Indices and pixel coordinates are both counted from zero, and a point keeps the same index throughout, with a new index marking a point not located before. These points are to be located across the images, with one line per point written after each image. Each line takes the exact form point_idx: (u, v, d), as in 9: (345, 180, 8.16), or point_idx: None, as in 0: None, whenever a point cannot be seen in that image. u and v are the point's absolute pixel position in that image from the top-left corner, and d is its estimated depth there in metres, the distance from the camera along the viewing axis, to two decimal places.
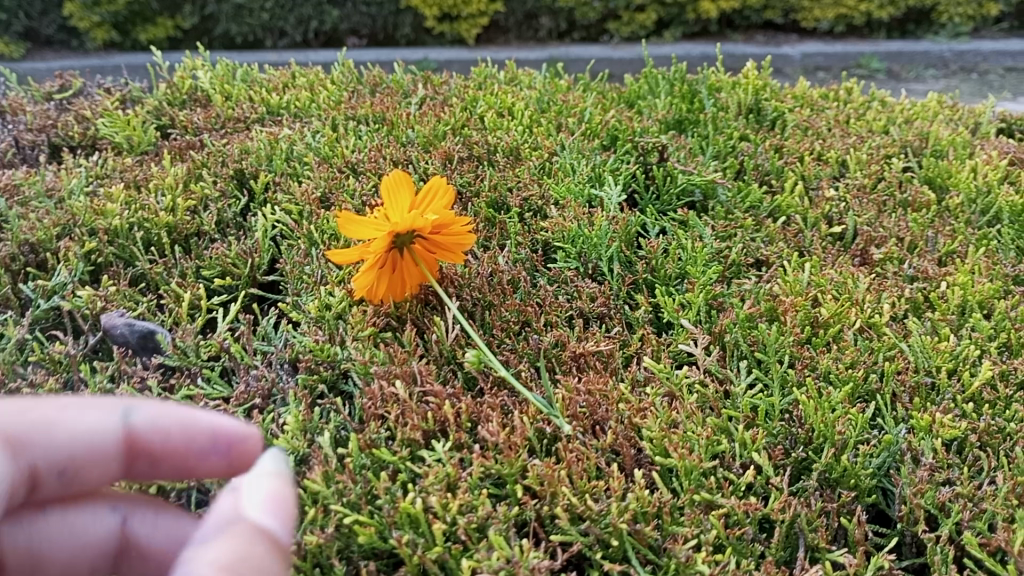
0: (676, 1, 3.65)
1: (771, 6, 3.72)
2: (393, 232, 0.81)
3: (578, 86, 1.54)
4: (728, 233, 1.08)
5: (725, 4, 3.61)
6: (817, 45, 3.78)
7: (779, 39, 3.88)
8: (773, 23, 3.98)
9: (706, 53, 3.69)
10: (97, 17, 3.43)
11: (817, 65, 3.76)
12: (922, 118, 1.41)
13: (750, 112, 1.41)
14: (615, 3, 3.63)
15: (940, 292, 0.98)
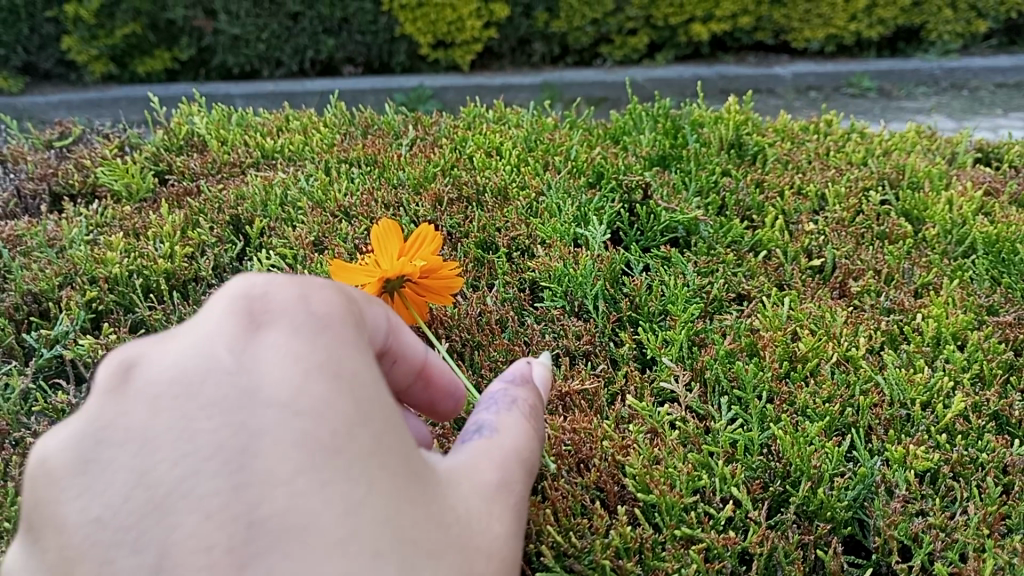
0: (668, 25, 3.71)
1: (761, 28, 3.77)
2: (383, 279, 0.83)
3: (565, 124, 1.58)
4: (710, 268, 1.12)
5: (716, 27, 3.66)
6: (808, 65, 3.84)
7: (769, 61, 3.93)
8: (763, 45, 4.02)
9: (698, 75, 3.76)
10: (95, 51, 3.48)
11: (810, 85, 3.82)
12: (900, 149, 1.45)
13: (732, 147, 1.44)
14: (606, 28, 3.68)
15: (915, 325, 1.01)
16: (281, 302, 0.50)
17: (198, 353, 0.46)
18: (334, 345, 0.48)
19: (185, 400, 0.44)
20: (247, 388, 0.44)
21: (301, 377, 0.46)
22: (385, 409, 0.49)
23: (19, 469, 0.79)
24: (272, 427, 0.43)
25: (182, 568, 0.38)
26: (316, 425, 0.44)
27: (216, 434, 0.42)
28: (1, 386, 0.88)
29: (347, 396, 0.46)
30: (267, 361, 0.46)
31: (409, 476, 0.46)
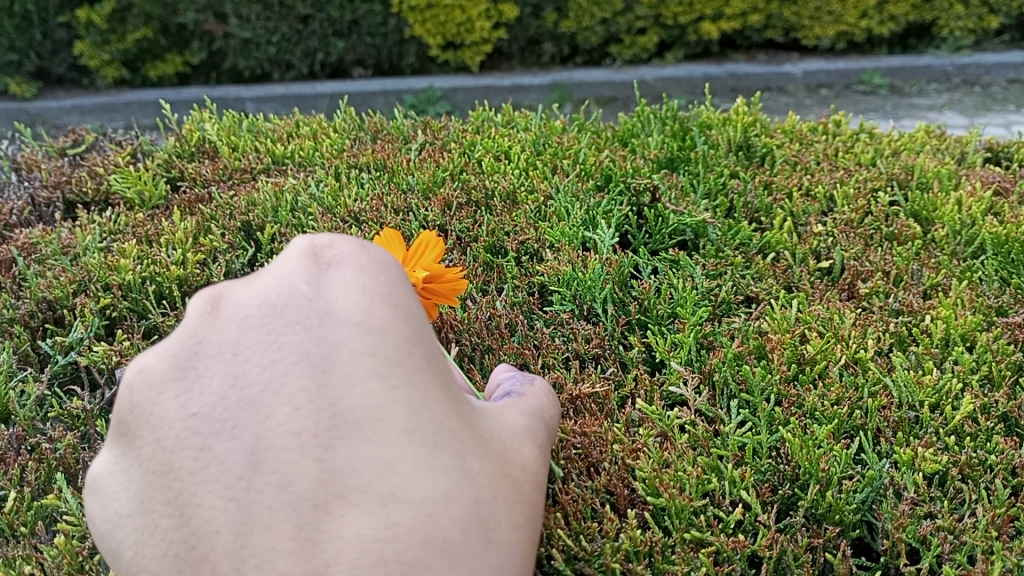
0: (677, 24, 3.72)
1: (772, 26, 3.76)
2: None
3: (573, 126, 1.59)
4: (719, 271, 1.12)
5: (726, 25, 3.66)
6: (819, 62, 3.83)
7: (780, 58, 3.93)
8: (774, 43, 4.01)
9: (709, 74, 3.75)
10: (108, 56, 3.50)
11: (820, 82, 3.81)
12: (908, 150, 1.45)
13: (740, 148, 1.45)
14: (616, 28, 3.68)
15: (924, 326, 1.02)
16: (348, 246, 0.61)
17: (279, 285, 0.58)
18: (395, 284, 0.59)
19: (274, 320, 0.55)
20: (324, 310, 0.56)
21: (366, 305, 0.57)
22: (435, 339, 0.60)
23: (35, 475, 0.80)
24: (346, 341, 0.54)
25: (278, 445, 0.50)
26: (383, 342, 0.55)
27: (301, 345, 0.54)
28: (17, 393, 0.89)
29: (405, 323, 0.57)
30: (338, 292, 0.57)
31: (454, 392, 0.58)
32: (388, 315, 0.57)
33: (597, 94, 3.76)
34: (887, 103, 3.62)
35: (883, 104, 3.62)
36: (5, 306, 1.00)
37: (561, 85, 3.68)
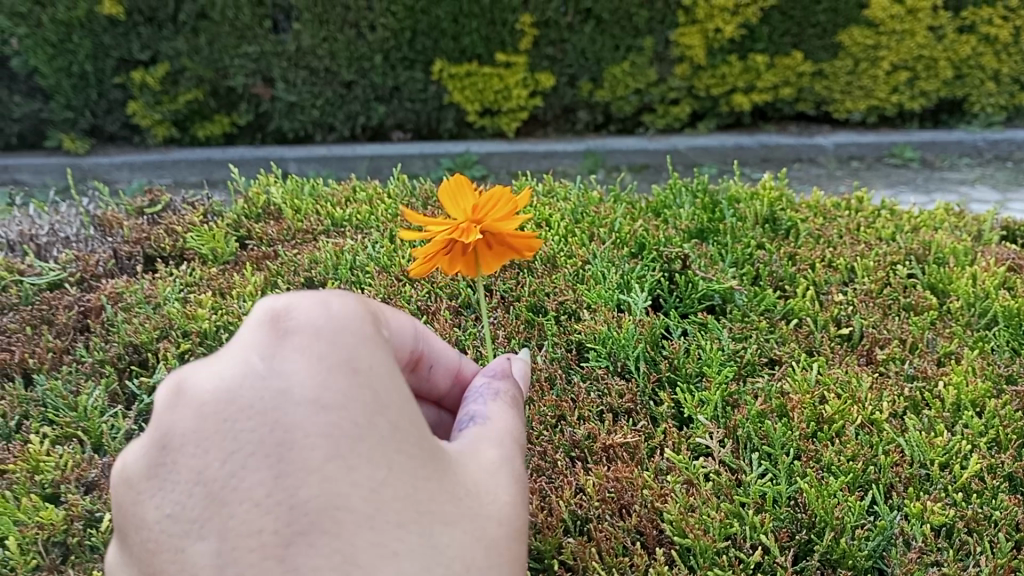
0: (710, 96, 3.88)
1: (803, 99, 3.90)
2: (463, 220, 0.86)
3: (610, 197, 1.69)
4: (744, 334, 1.21)
5: (757, 97, 3.81)
6: (850, 135, 3.93)
7: (811, 129, 4.04)
8: (805, 116, 4.12)
9: (741, 144, 3.87)
10: (159, 115, 3.72)
11: (851, 154, 3.90)
12: (928, 227, 1.53)
13: (766, 221, 1.54)
14: (650, 98, 3.84)
15: (937, 391, 1.09)
16: (303, 310, 0.56)
17: (234, 363, 0.54)
18: (353, 348, 0.56)
19: (230, 405, 0.52)
20: (276, 390, 0.52)
21: (323, 379, 0.53)
22: (404, 398, 0.57)
23: None
24: (306, 423, 0.51)
25: (242, 544, 0.47)
26: (341, 419, 0.52)
27: (256, 434, 0.50)
28: (109, 427, 0.99)
29: (365, 393, 0.54)
30: (293, 364, 0.53)
31: (425, 460, 0.55)
32: (348, 388, 0.53)
33: (629, 161, 3.89)
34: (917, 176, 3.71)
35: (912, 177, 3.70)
36: (96, 349, 1.11)
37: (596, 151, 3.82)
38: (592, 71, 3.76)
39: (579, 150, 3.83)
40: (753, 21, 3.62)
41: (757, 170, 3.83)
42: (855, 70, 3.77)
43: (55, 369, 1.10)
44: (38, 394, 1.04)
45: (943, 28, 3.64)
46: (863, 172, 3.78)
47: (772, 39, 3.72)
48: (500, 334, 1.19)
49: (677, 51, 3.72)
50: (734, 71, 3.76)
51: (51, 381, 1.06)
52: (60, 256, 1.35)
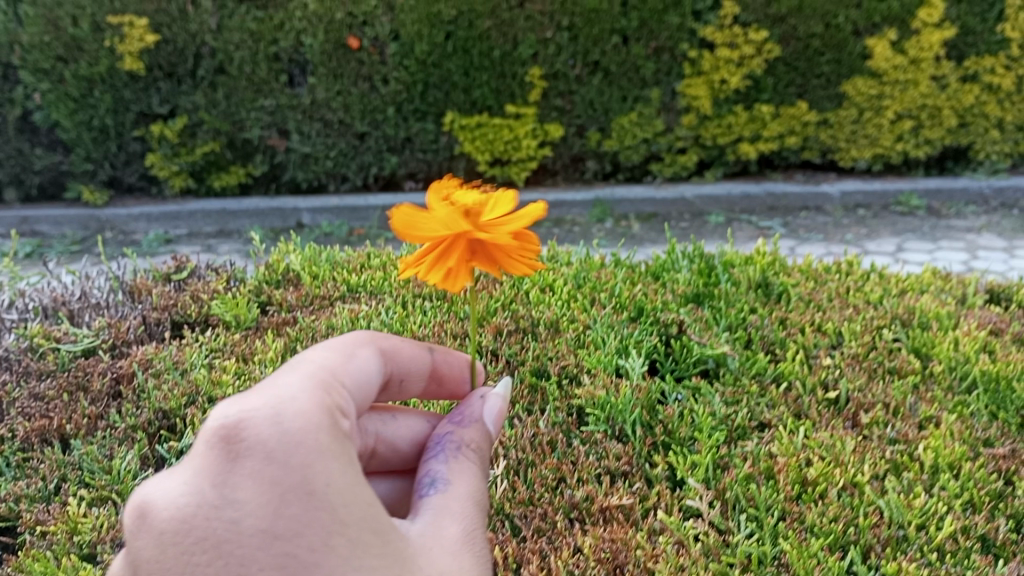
0: (717, 145, 4.33)
1: (809, 147, 4.36)
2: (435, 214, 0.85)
3: (610, 261, 1.78)
4: (736, 398, 1.27)
5: (762, 146, 4.27)
6: (855, 183, 4.34)
7: (817, 178, 4.46)
8: (812, 163, 4.57)
9: (745, 193, 4.27)
10: (175, 167, 4.12)
11: (857, 201, 4.31)
12: (914, 290, 1.62)
13: (758, 286, 1.62)
14: (659, 147, 4.29)
15: (916, 453, 1.15)
16: (256, 429, 0.64)
17: (200, 484, 0.64)
18: (303, 466, 0.63)
19: (196, 532, 0.62)
20: (233, 519, 0.62)
21: (273, 505, 0.62)
22: (356, 497, 0.65)
23: None
24: (260, 551, 0.61)
25: None
26: (286, 540, 0.61)
27: (220, 560, 0.61)
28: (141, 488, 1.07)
29: (314, 514, 0.63)
30: (246, 491, 0.62)
31: (377, 559, 0.65)
32: (297, 512, 0.62)
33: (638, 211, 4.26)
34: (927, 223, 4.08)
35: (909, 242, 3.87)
36: (128, 414, 1.20)
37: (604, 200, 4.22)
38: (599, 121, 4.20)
39: (588, 199, 4.24)
40: (757, 72, 4.11)
41: (764, 217, 4.18)
42: (860, 119, 4.26)
43: (90, 434, 1.19)
44: (76, 457, 1.12)
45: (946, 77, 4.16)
46: (868, 220, 4.14)
47: (776, 90, 4.20)
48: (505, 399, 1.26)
49: (682, 100, 4.20)
50: (740, 120, 4.22)
51: (87, 445, 1.14)
52: (93, 324, 1.44)
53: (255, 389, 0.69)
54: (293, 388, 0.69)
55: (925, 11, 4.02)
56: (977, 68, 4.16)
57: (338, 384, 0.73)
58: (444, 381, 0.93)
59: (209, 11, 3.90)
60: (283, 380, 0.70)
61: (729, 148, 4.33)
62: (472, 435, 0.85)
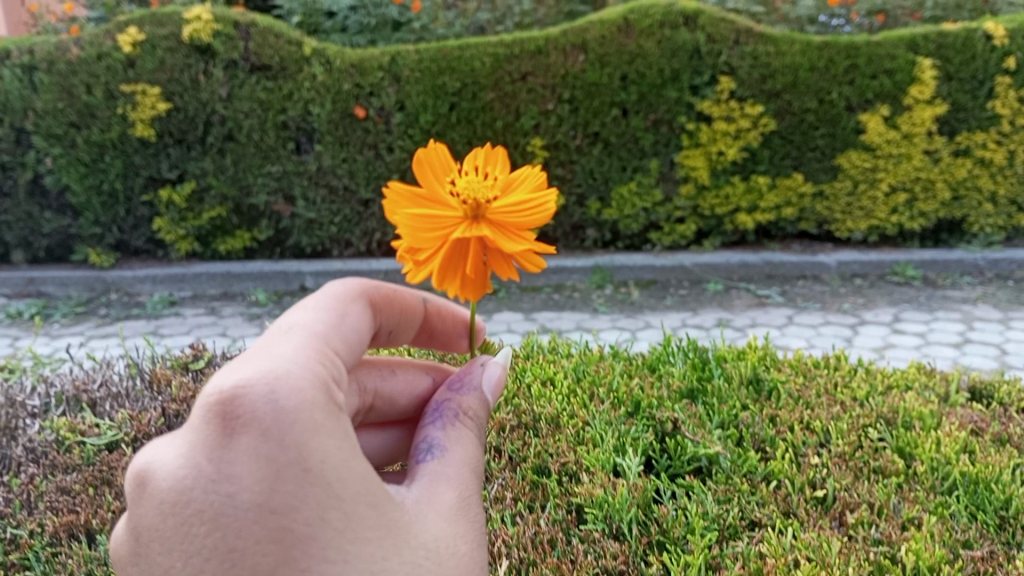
0: (714, 217, 5.97)
1: (805, 220, 6.00)
2: (447, 204, 1.17)
3: (609, 353, 1.88)
4: (727, 496, 1.34)
5: (760, 216, 5.89)
6: (851, 255, 5.93)
7: (814, 247, 6.09)
8: (811, 235, 6.21)
9: (743, 262, 5.88)
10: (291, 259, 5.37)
11: (854, 269, 5.90)
12: (901, 384, 1.71)
13: (750, 382, 1.70)
14: (660, 216, 5.92)
15: (898, 555, 1.21)
16: (249, 411, 0.83)
17: (198, 459, 0.84)
18: (293, 452, 0.83)
19: (199, 506, 0.82)
20: (229, 493, 0.82)
21: (266, 486, 0.82)
22: (342, 471, 0.86)
23: None
24: (256, 525, 0.81)
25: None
26: (275, 512, 0.82)
27: (217, 531, 0.81)
28: None
29: (305, 492, 0.83)
30: (241, 469, 0.82)
31: (368, 528, 0.87)
32: (290, 491, 0.82)
33: (638, 276, 5.87)
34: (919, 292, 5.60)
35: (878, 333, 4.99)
36: None
37: (603, 265, 5.83)
38: (600, 190, 5.83)
39: (591, 266, 5.84)
40: (752, 144, 5.70)
41: (761, 282, 5.82)
42: (854, 192, 5.89)
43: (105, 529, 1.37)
44: (100, 554, 1.40)
45: (938, 151, 5.77)
46: (862, 287, 5.70)
47: (773, 163, 5.83)
48: (508, 495, 1.33)
49: (681, 172, 5.80)
50: (738, 190, 5.84)
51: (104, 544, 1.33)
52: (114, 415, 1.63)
53: (248, 365, 0.88)
54: (285, 366, 0.88)
55: (915, 90, 5.64)
56: (968, 142, 5.78)
57: (319, 359, 0.93)
58: (434, 333, 1.33)
59: (222, 82, 5.61)
60: (274, 359, 0.89)
61: (727, 219, 5.95)
62: (469, 403, 1.18)
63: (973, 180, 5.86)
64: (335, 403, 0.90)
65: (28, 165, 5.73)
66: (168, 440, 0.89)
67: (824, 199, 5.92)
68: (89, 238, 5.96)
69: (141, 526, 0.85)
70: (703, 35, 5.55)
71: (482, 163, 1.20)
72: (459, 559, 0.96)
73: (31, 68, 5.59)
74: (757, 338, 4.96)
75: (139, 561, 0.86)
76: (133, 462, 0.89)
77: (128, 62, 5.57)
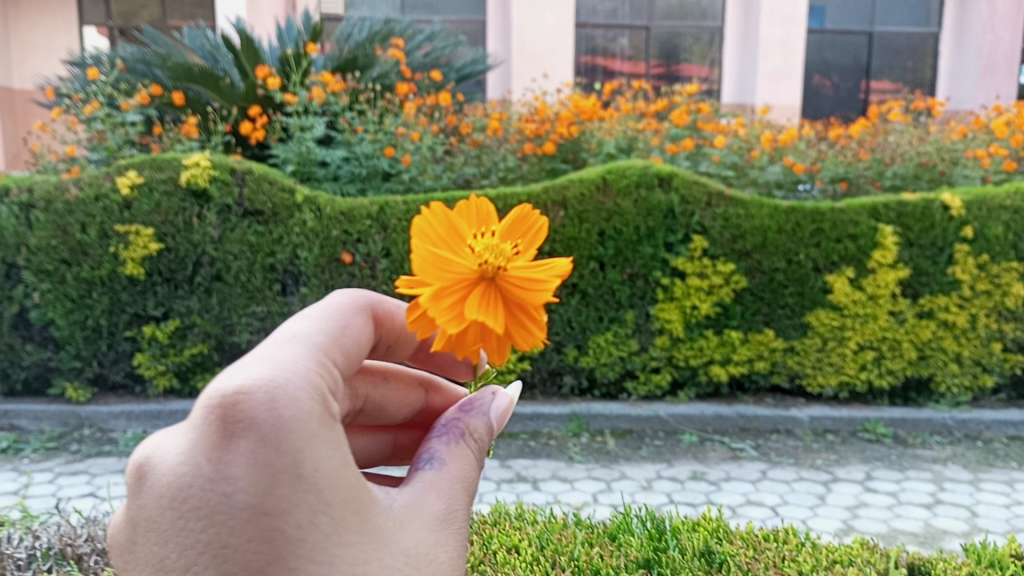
0: (689, 368, 6.15)
1: (776, 373, 6.19)
2: (481, 276, 1.27)
3: (574, 524, 2.02)
4: None
5: (731, 369, 6.09)
6: (824, 411, 6.09)
7: (786, 401, 6.28)
8: (783, 389, 6.41)
9: (719, 413, 6.03)
10: None
11: (828, 425, 6.04)
12: (844, 560, 1.85)
13: (703, 554, 1.82)
14: (636, 367, 6.08)
15: None
16: (251, 417, 1.01)
17: (198, 459, 1.02)
18: (288, 458, 1.01)
19: (199, 501, 1.00)
20: (227, 491, 1.00)
21: (260, 489, 1.00)
22: (331, 473, 1.06)
23: None
24: (250, 522, 1.00)
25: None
26: (267, 509, 1.01)
27: (211, 525, 1.00)
28: None
29: (296, 496, 1.02)
30: (239, 470, 1.00)
31: (352, 530, 1.09)
32: (283, 494, 1.01)
33: (613, 425, 5.98)
34: (896, 451, 5.74)
35: (844, 495, 5.01)
36: None
37: (578, 413, 5.96)
38: (577, 338, 6.03)
39: (566, 413, 5.96)
40: (724, 299, 5.96)
41: (736, 435, 5.95)
42: (823, 348, 6.10)
43: None
44: None
45: (902, 312, 6.05)
46: (834, 443, 5.85)
47: (744, 317, 6.06)
48: None
49: (656, 324, 6.01)
50: (711, 343, 6.05)
51: None
52: None
53: (252, 371, 1.05)
54: (285, 375, 1.05)
55: (878, 254, 5.97)
56: (931, 304, 6.05)
57: (317, 370, 1.10)
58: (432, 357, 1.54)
59: (214, 225, 5.87)
60: (274, 369, 1.06)
61: (701, 370, 6.14)
62: (476, 427, 1.40)
63: (937, 341, 6.10)
64: (326, 411, 1.08)
65: (15, 298, 5.90)
66: (174, 437, 1.07)
67: (794, 354, 6.12)
68: (67, 371, 6.04)
69: (147, 511, 1.04)
70: (677, 197, 5.90)
71: (468, 231, 1.31)
72: (436, 564, 1.18)
73: (29, 206, 5.83)
74: (717, 506, 4.78)
75: (139, 542, 1.05)
76: (140, 451, 1.08)
77: (124, 203, 5.80)
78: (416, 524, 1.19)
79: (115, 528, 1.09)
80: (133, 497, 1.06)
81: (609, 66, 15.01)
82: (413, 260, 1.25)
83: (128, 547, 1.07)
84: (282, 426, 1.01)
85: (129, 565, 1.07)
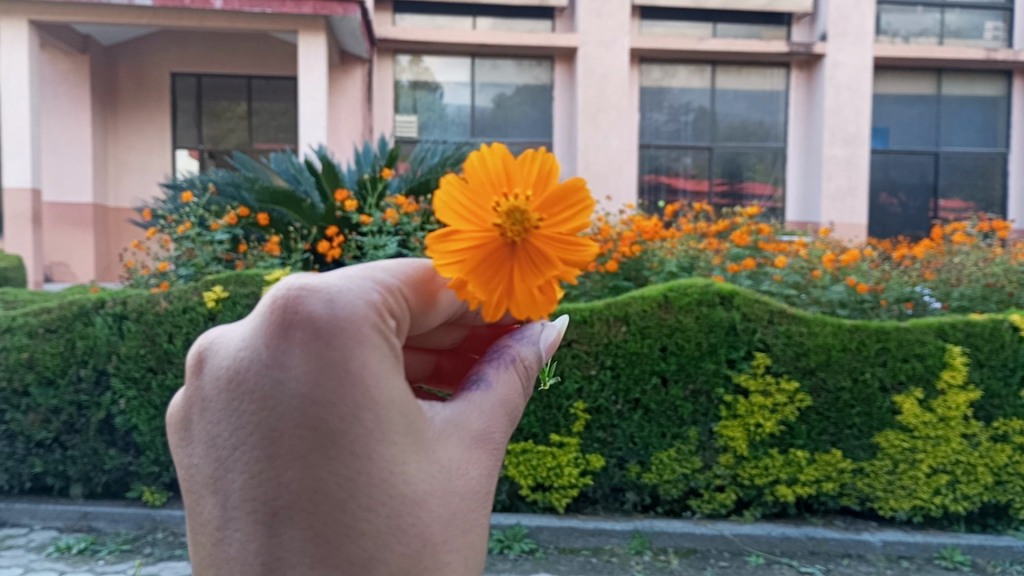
0: (755, 487, 6.16)
1: (846, 495, 6.15)
2: (495, 239, 1.27)
3: None
4: None
5: (797, 489, 6.08)
6: (897, 536, 6.00)
7: (856, 524, 6.25)
8: (854, 511, 6.38)
9: (787, 535, 5.99)
10: None
11: (900, 549, 5.94)
12: None
13: None
14: (699, 484, 6.13)
15: None
16: (309, 312, 1.04)
17: (257, 345, 1.07)
18: (336, 353, 1.04)
19: (255, 385, 1.05)
20: (277, 378, 1.05)
21: (310, 379, 1.04)
22: (379, 377, 1.07)
23: None
24: (299, 411, 1.05)
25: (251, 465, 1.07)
26: (312, 401, 1.04)
27: (264, 408, 1.05)
28: None
29: (343, 389, 1.04)
30: (291, 361, 1.04)
31: (396, 431, 1.09)
32: (331, 387, 1.03)
33: (677, 544, 5.99)
34: None
35: None
36: None
37: (639, 530, 6.01)
38: (639, 454, 6.10)
39: (628, 530, 6.01)
40: (788, 417, 5.99)
41: (804, 557, 5.89)
42: (894, 470, 6.05)
43: None
44: None
45: (976, 435, 5.98)
46: (909, 570, 5.74)
47: (810, 436, 6.05)
48: None
49: (719, 441, 6.06)
50: (776, 461, 6.06)
51: None
52: None
53: (318, 279, 1.08)
54: (348, 288, 1.08)
55: (948, 374, 5.96)
56: (1005, 427, 5.99)
57: (381, 291, 1.12)
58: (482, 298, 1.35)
59: None
60: (340, 284, 1.09)
61: (766, 489, 6.15)
62: (526, 355, 1.36)
63: (1013, 465, 6.01)
64: (383, 326, 1.09)
65: (102, 404, 6.28)
66: (239, 329, 1.13)
67: (863, 475, 6.08)
68: (146, 476, 6.40)
69: (206, 392, 1.11)
70: (739, 314, 6.02)
71: (507, 184, 1.29)
72: (465, 480, 1.18)
73: (121, 317, 6.28)
74: None
75: (197, 422, 1.12)
76: (209, 336, 1.15)
77: (209, 315, 6.21)
78: (452, 440, 1.18)
79: (177, 407, 1.16)
80: (195, 380, 1.13)
81: (672, 184, 15.49)
82: (441, 197, 1.29)
83: (184, 426, 1.14)
84: (334, 325, 1.04)
85: (184, 443, 1.14)
